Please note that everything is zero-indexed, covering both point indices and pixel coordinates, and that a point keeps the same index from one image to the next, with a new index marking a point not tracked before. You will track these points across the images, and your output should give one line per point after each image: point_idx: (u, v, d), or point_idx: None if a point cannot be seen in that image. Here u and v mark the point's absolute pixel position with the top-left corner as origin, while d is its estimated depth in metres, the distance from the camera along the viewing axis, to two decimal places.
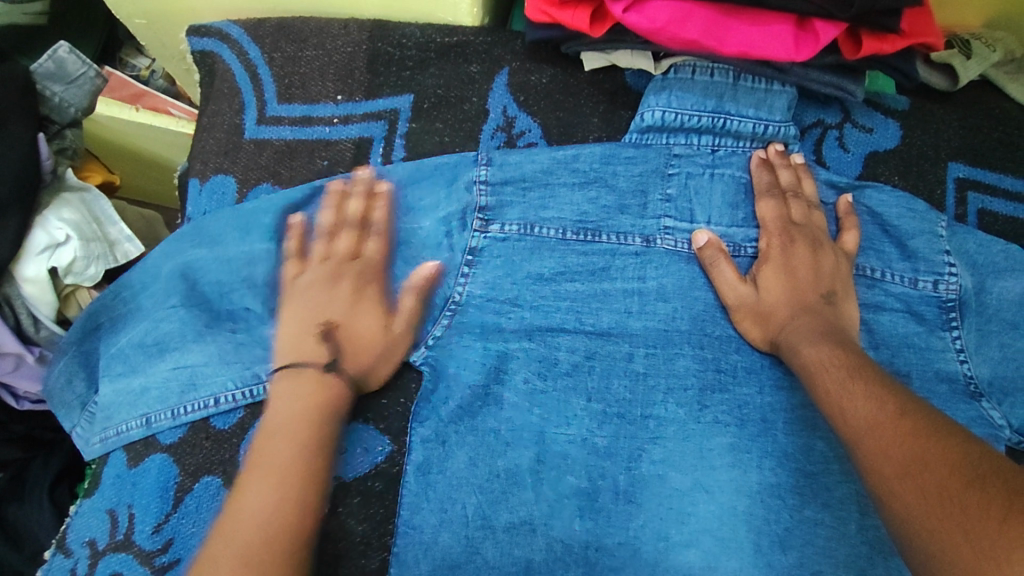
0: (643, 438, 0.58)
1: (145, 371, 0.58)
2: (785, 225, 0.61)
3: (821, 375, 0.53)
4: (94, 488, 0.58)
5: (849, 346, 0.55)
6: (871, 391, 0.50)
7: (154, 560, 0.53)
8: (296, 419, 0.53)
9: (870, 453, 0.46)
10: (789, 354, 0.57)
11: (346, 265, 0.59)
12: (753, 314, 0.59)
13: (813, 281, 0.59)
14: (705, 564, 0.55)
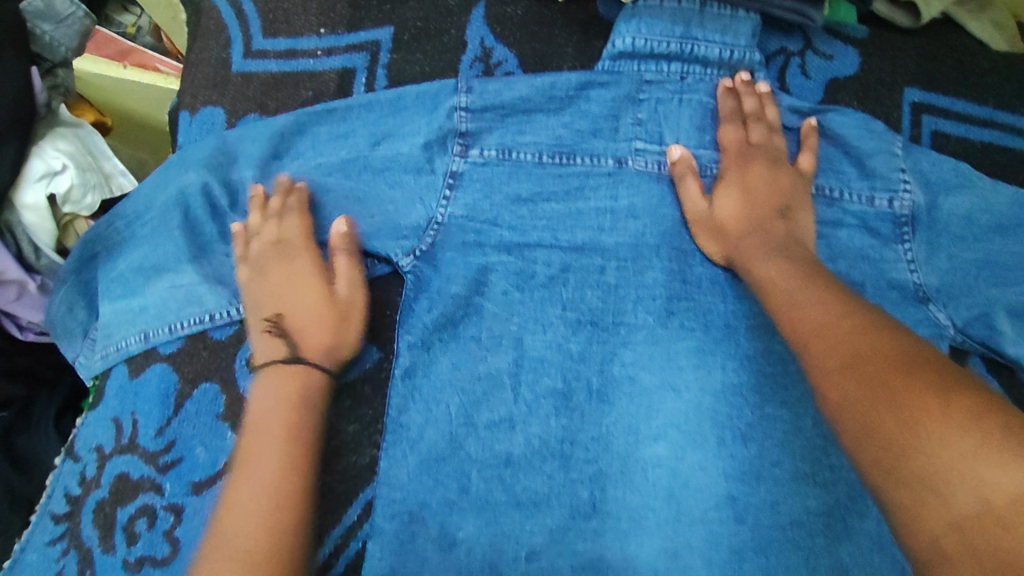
0: (615, 343, 0.63)
1: (144, 291, 0.61)
2: (741, 149, 0.65)
3: (773, 286, 0.57)
4: (99, 400, 0.62)
5: (808, 260, 0.58)
6: (807, 295, 0.53)
7: (158, 459, 0.57)
8: (280, 408, 0.55)
9: (815, 355, 0.48)
10: (745, 270, 0.60)
11: (281, 253, 0.60)
12: (710, 228, 0.63)
13: (767, 194, 0.63)
14: (672, 455, 0.60)
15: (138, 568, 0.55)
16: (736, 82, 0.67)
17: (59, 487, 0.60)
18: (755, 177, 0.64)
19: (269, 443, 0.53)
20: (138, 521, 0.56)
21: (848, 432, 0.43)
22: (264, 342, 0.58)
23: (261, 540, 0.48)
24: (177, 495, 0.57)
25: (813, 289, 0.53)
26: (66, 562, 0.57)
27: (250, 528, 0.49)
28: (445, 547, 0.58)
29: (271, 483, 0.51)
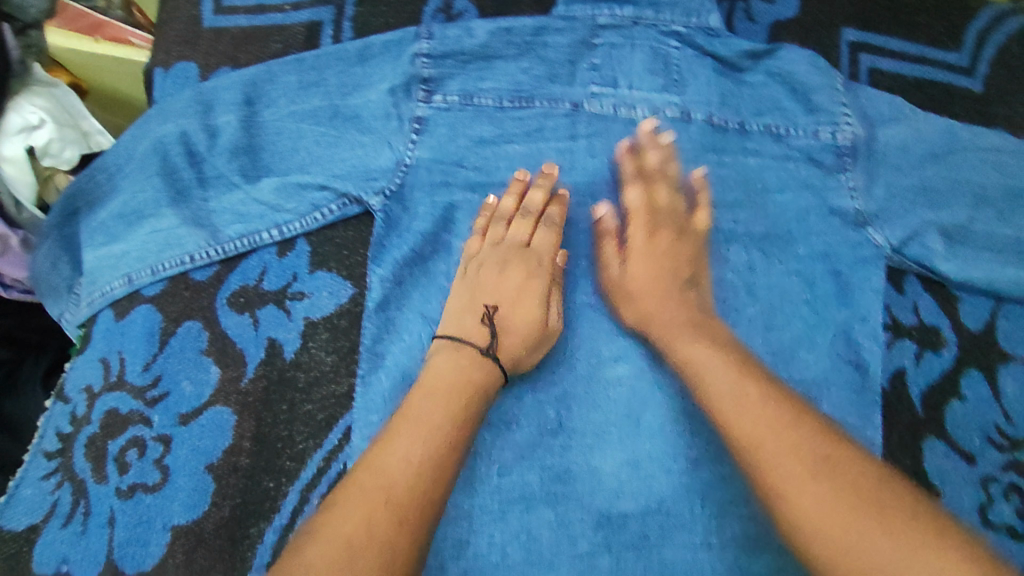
0: (575, 275, 0.67)
1: (126, 238, 0.63)
2: (649, 213, 0.67)
3: (709, 375, 0.57)
4: (85, 344, 0.64)
5: (712, 324, 0.62)
6: (727, 369, 0.57)
7: (146, 393, 0.60)
8: (461, 390, 0.55)
9: (762, 453, 0.51)
10: (667, 347, 0.61)
11: (530, 260, 0.64)
12: (620, 295, 0.65)
13: (662, 275, 0.64)
14: (632, 375, 0.65)
15: (130, 495, 0.58)
16: (641, 133, 0.68)
17: (51, 427, 0.63)
18: (642, 257, 0.65)
19: (449, 405, 0.54)
20: (129, 452, 0.59)
21: (791, 525, 0.48)
22: (504, 338, 0.60)
23: (382, 499, 0.47)
24: (166, 426, 0.60)
25: (701, 342, 0.59)
26: (61, 494, 0.59)
27: (386, 488, 0.48)
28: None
29: (400, 451, 0.50)
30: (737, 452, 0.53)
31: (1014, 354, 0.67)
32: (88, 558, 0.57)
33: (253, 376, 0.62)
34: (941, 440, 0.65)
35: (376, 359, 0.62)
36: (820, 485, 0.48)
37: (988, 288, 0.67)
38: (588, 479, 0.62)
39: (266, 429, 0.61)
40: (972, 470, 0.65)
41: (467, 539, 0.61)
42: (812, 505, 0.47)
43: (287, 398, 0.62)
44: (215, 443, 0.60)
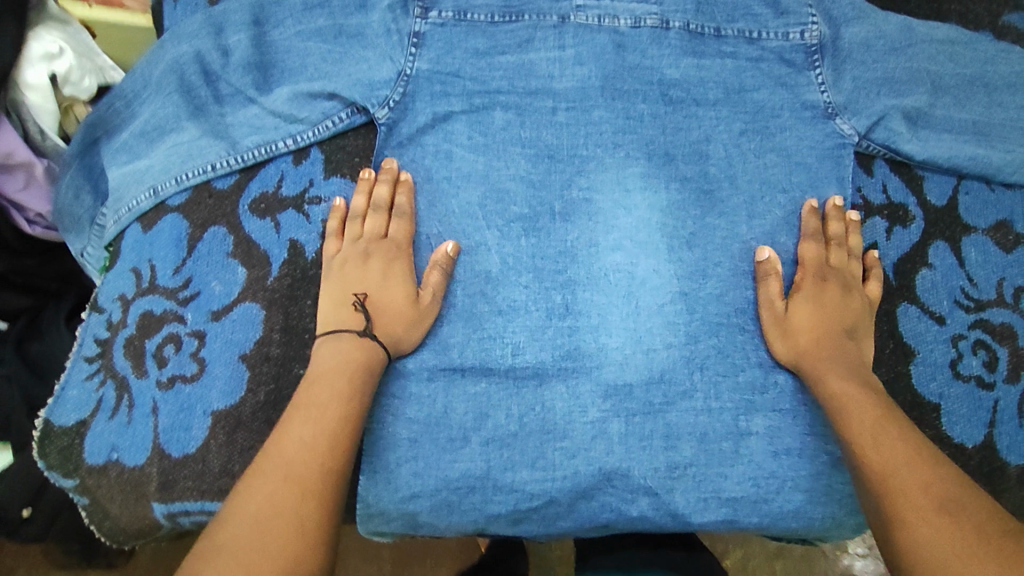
0: (571, 171, 0.72)
1: (149, 155, 0.69)
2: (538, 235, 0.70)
3: (850, 409, 0.61)
4: (117, 258, 0.68)
5: (859, 372, 0.64)
6: (861, 407, 0.61)
7: (178, 294, 0.65)
8: (347, 364, 0.60)
9: (883, 466, 0.56)
10: (815, 380, 0.65)
11: (391, 249, 0.66)
12: (779, 331, 0.68)
13: (825, 316, 0.68)
14: (627, 260, 0.70)
15: (170, 385, 0.62)
16: (827, 204, 0.73)
17: (89, 334, 0.66)
18: (802, 319, 0.68)
19: (333, 384, 0.58)
20: (166, 347, 0.63)
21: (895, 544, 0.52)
22: (382, 323, 0.63)
23: (291, 478, 0.52)
24: (199, 322, 0.64)
25: (848, 381, 0.63)
26: (105, 390, 0.63)
27: (292, 469, 0.53)
28: (439, 350, 0.67)
29: (306, 431, 0.55)
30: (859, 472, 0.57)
31: (976, 225, 0.74)
32: (136, 446, 0.61)
33: (277, 275, 0.66)
34: (914, 305, 0.71)
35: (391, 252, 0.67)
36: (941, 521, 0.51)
37: (949, 165, 0.73)
38: (596, 354, 0.67)
39: (293, 321, 0.65)
40: (943, 330, 0.71)
41: (486, 413, 0.66)
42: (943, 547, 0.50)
43: (311, 293, 0.66)
44: (247, 335, 0.64)
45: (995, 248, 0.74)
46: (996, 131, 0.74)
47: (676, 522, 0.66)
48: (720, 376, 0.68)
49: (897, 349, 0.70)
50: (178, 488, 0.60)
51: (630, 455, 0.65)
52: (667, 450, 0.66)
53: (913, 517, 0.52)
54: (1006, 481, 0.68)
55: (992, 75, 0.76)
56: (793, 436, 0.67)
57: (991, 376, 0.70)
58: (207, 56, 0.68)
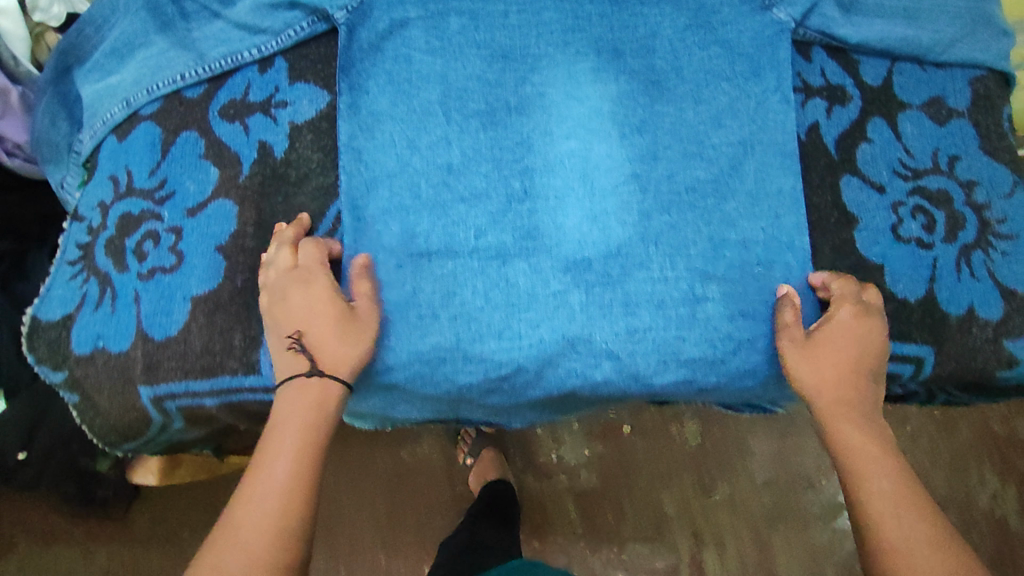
0: (525, 70, 0.75)
1: (121, 70, 0.71)
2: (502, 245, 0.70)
3: (854, 447, 0.64)
4: (95, 170, 0.71)
5: (861, 409, 0.66)
6: (867, 446, 0.64)
7: (154, 195, 0.67)
8: (310, 401, 0.60)
9: (877, 500, 0.60)
10: (828, 423, 0.66)
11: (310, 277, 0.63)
12: (801, 357, 0.67)
13: (842, 354, 0.67)
14: (581, 145, 0.73)
15: (151, 276, 0.65)
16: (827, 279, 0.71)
17: (71, 240, 0.69)
18: (817, 347, 0.67)
19: (293, 426, 0.59)
20: (145, 243, 0.66)
21: None
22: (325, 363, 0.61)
23: (243, 542, 0.54)
24: (176, 219, 0.67)
25: (854, 420, 0.65)
26: (88, 287, 0.66)
27: (239, 531, 0.54)
28: (407, 237, 0.70)
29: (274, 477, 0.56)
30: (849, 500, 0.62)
31: (909, 102, 0.78)
32: (120, 333, 0.64)
33: (248, 174, 0.69)
34: (855, 176, 0.76)
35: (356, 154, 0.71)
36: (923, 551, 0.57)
37: (881, 46, 0.77)
38: (556, 232, 0.71)
39: (266, 216, 0.68)
40: (883, 198, 0.75)
41: (453, 292, 0.69)
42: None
43: (281, 190, 0.69)
44: (223, 228, 0.66)
45: (930, 121, 0.78)
46: (925, 15, 0.78)
47: (637, 386, 0.70)
48: (673, 248, 0.71)
49: (840, 218, 0.74)
50: (162, 369, 0.64)
51: (591, 324, 0.69)
52: (626, 316, 0.69)
53: (903, 554, 0.58)
54: (947, 331, 0.72)
55: None
56: (747, 299, 0.71)
57: (930, 238, 0.74)
58: None
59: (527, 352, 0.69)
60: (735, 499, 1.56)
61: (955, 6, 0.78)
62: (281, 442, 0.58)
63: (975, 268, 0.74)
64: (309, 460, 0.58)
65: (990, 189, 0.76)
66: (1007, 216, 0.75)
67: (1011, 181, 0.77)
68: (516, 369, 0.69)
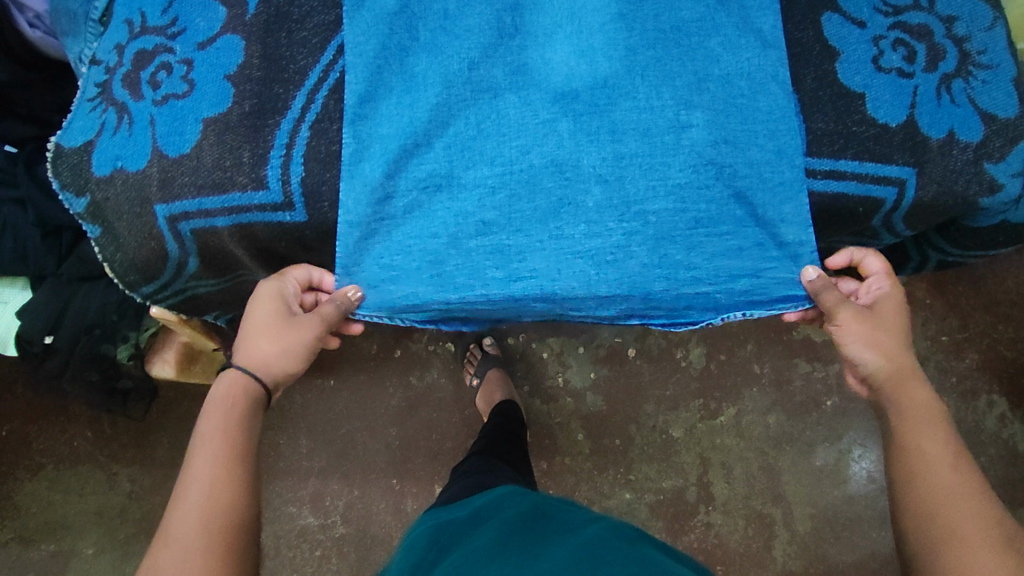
0: None
1: None
2: (475, 108, 0.72)
3: (921, 418, 0.73)
4: (111, 19, 0.76)
5: (921, 379, 0.77)
6: (928, 412, 0.74)
7: (166, 31, 0.72)
8: (218, 406, 0.71)
9: (937, 455, 0.69)
10: (900, 390, 0.76)
11: (265, 288, 0.78)
12: (878, 322, 0.79)
13: (897, 325, 0.80)
14: None
15: (165, 102, 0.69)
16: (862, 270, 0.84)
17: (90, 82, 0.73)
18: (879, 308, 0.81)
19: (210, 429, 0.69)
20: (159, 74, 0.70)
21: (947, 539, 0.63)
22: (246, 364, 0.75)
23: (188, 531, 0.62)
24: (187, 52, 0.71)
25: (921, 390, 0.76)
26: (107, 115, 0.70)
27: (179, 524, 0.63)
28: (406, 77, 0.73)
29: (195, 476, 0.65)
30: (903, 451, 0.71)
31: None
32: (137, 153, 0.68)
33: (254, 12, 0.72)
34: (837, 13, 0.78)
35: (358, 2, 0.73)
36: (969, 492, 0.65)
37: None
38: (542, 65, 0.74)
39: (271, 49, 0.72)
40: (864, 33, 0.77)
41: (448, 123, 0.72)
42: (966, 516, 0.63)
43: (285, 27, 0.73)
44: (231, 59, 0.71)
45: None
46: None
47: (628, 213, 0.72)
48: (660, 80, 0.73)
49: (822, 51, 0.77)
50: (177, 186, 0.68)
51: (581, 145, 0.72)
52: (613, 143, 0.72)
53: (941, 497, 0.66)
54: (928, 155, 0.75)
55: None
56: (729, 127, 0.73)
57: (910, 68, 0.76)
58: None
59: (524, 173, 0.72)
60: (742, 421, 1.58)
61: None
62: (201, 438, 0.68)
63: (956, 95, 0.76)
64: (228, 445, 0.68)
65: (970, 23, 0.78)
66: (987, 48, 0.78)
67: (990, 17, 0.79)
68: (517, 214, 0.72)
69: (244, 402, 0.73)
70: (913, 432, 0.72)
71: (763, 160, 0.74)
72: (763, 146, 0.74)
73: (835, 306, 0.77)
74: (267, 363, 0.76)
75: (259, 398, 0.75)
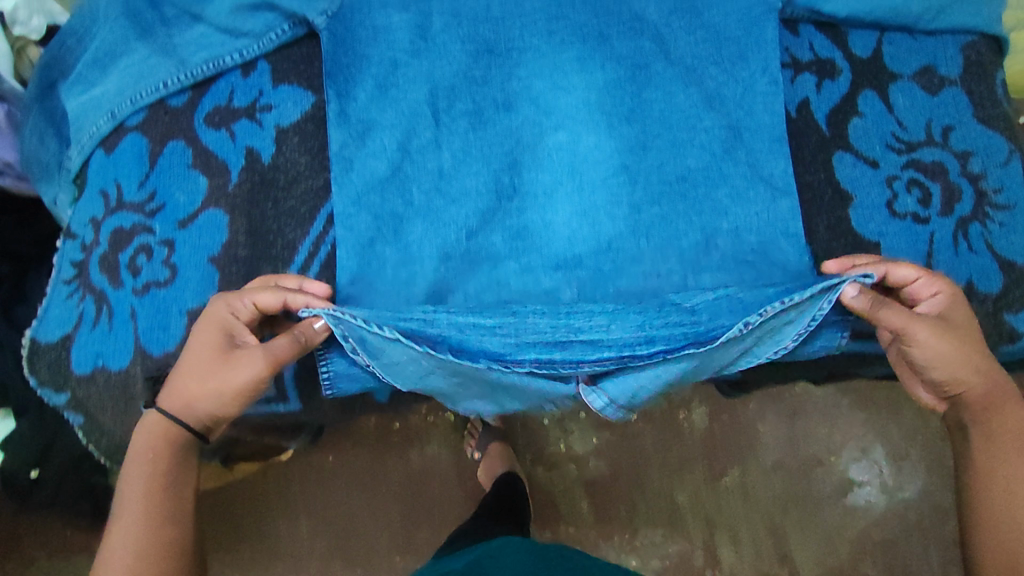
0: (510, 64, 0.73)
1: (103, 81, 0.70)
2: (476, 283, 0.69)
3: (1005, 401, 0.67)
4: (85, 186, 0.71)
5: (1013, 398, 0.68)
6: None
7: (144, 207, 0.67)
8: (143, 466, 0.59)
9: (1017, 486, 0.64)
10: (1000, 406, 0.67)
11: (211, 309, 0.61)
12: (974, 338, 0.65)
13: (975, 328, 0.66)
14: (571, 138, 0.72)
15: (146, 291, 0.65)
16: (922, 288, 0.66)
17: (65, 259, 0.69)
18: (959, 316, 0.66)
19: (134, 489, 0.59)
20: (138, 257, 0.66)
21: None
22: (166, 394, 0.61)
23: None
24: (167, 231, 0.67)
25: (1018, 410, 0.67)
26: (85, 304, 0.66)
27: None
28: (401, 249, 0.68)
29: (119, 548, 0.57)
30: (987, 491, 0.66)
31: (901, 73, 0.77)
32: (118, 350, 0.64)
33: (237, 182, 0.69)
34: (848, 152, 0.75)
35: (346, 165, 0.69)
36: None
37: (871, 18, 0.76)
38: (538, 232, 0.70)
39: (257, 223, 0.68)
40: (877, 173, 0.74)
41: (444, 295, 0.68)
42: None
43: (270, 196, 0.69)
44: (214, 239, 0.67)
45: (922, 92, 0.77)
46: None
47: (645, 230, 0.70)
48: (665, 242, 0.70)
49: (834, 197, 0.74)
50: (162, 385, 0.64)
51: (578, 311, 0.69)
52: None
53: None
54: None
55: None
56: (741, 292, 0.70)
57: (926, 212, 0.74)
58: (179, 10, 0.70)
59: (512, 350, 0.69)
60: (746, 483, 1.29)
61: None
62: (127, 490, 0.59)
63: (973, 241, 0.73)
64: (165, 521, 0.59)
65: (985, 158, 0.75)
66: (1003, 186, 0.75)
67: (1005, 149, 0.76)
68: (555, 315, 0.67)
69: (174, 460, 0.61)
70: (997, 462, 0.66)
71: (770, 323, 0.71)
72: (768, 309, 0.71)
73: (905, 326, 0.63)
74: (190, 407, 0.61)
75: (183, 447, 0.61)
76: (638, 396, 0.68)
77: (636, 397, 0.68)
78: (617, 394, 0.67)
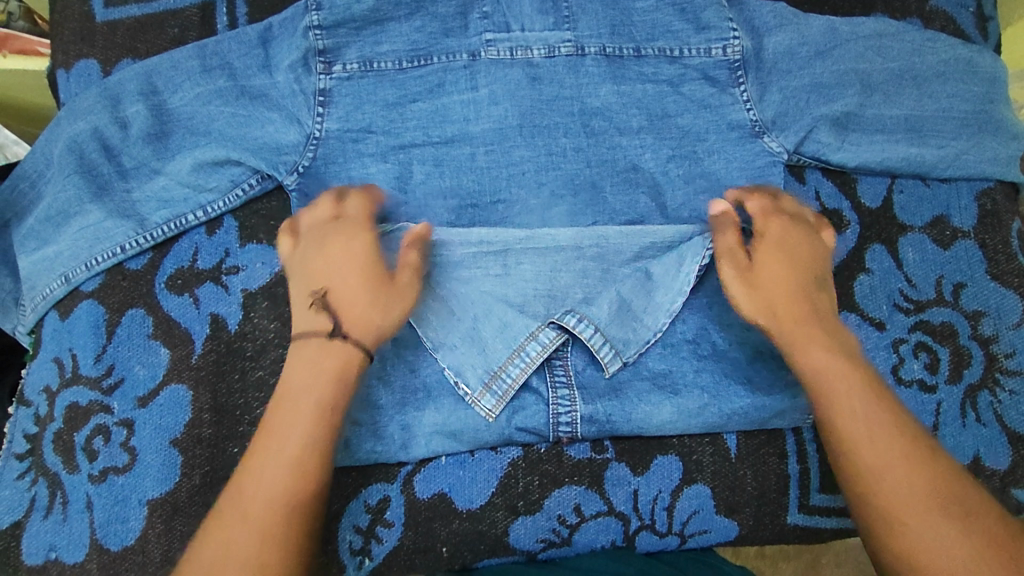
0: (494, 220, 0.68)
1: (56, 240, 0.65)
2: (459, 472, 0.66)
3: (831, 384, 0.56)
4: (39, 348, 0.67)
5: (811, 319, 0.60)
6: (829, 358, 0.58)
7: (101, 383, 0.64)
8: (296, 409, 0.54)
9: (874, 453, 0.53)
10: (793, 354, 0.59)
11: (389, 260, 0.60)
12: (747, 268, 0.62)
13: (795, 280, 0.62)
14: None
15: (103, 479, 0.61)
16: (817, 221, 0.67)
17: (17, 429, 0.65)
18: (769, 274, 0.62)
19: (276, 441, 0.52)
20: (95, 440, 0.62)
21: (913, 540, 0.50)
22: (310, 318, 0.57)
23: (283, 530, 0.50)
24: (126, 410, 0.63)
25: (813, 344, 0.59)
26: (38, 488, 0.63)
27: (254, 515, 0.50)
28: (375, 435, 0.63)
29: (242, 543, 0.49)
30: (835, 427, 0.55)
31: (911, 224, 0.73)
32: (74, 542, 0.61)
33: (201, 351, 0.65)
34: (853, 312, 0.70)
35: None
36: (928, 493, 0.51)
37: (882, 167, 0.71)
38: (525, 414, 0.65)
39: (223, 399, 0.64)
40: (883, 336, 0.70)
41: None
42: (888, 454, 0.53)
43: (237, 367, 0.64)
44: (176, 419, 0.63)
45: (933, 245, 0.73)
46: (928, 124, 0.71)
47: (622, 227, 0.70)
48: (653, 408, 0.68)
49: None
50: None
51: (560, 487, 0.66)
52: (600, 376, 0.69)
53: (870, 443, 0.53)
54: None
55: (919, 67, 0.72)
56: (729, 470, 0.68)
57: (933, 379, 0.70)
58: (136, 162, 0.64)
59: (492, 536, 0.65)
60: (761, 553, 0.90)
61: (959, 111, 0.71)
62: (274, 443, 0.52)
63: (981, 412, 0.69)
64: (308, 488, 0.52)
65: (997, 320, 0.71)
66: (1015, 349, 0.71)
67: (1019, 309, 0.72)
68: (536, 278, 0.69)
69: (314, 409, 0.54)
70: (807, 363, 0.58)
71: (762, 502, 0.68)
72: (757, 488, 0.68)
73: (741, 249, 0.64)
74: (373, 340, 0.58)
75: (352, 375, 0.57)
76: (603, 308, 0.65)
77: (603, 309, 0.65)
78: (587, 307, 0.64)
